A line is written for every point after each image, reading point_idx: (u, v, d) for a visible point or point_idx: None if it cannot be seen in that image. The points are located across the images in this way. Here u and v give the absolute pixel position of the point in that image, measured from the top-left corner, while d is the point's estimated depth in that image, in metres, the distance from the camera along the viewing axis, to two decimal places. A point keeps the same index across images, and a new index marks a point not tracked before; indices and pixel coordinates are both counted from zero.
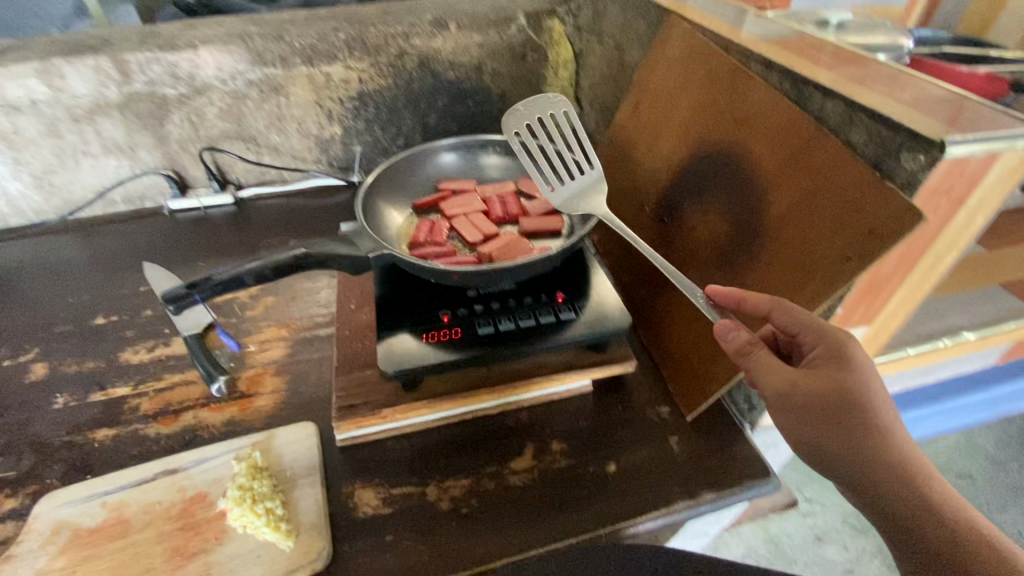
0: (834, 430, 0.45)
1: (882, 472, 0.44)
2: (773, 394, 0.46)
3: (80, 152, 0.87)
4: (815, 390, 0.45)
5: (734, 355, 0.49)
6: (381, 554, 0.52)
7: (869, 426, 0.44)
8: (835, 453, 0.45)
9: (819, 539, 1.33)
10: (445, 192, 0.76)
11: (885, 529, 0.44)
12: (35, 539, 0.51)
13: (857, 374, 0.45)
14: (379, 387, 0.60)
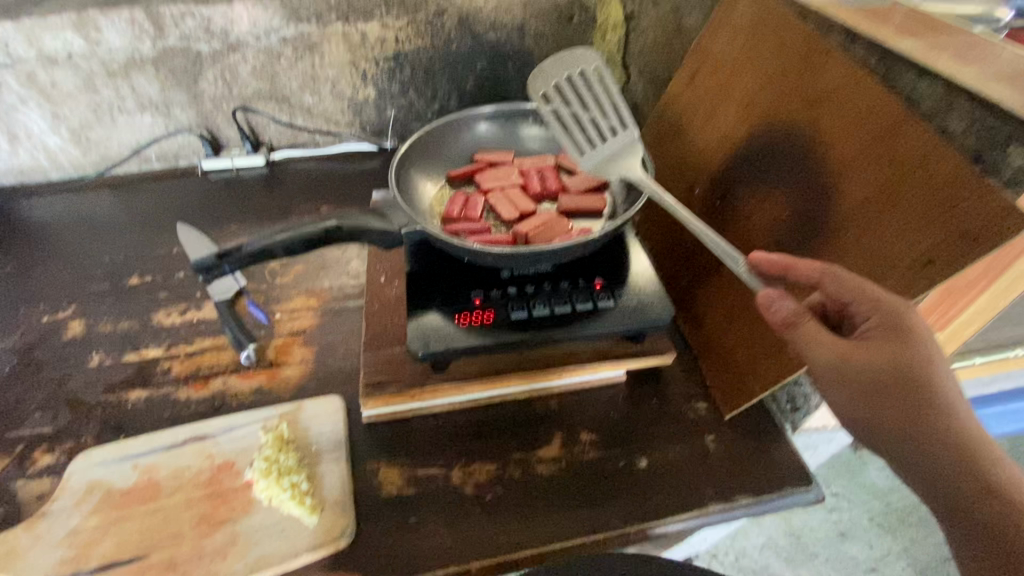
0: (890, 406, 0.41)
1: (944, 458, 0.39)
2: (822, 369, 0.42)
3: (116, 108, 0.86)
4: (869, 365, 0.41)
5: (778, 327, 0.44)
6: (404, 535, 0.51)
7: (933, 408, 0.40)
8: (890, 433, 0.41)
9: (843, 536, 1.30)
10: (481, 164, 0.72)
11: (947, 519, 0.40)
12: (69, 497, 0.52)
13: (918, 347, 0.41)
14: (407, 366, 0.59)
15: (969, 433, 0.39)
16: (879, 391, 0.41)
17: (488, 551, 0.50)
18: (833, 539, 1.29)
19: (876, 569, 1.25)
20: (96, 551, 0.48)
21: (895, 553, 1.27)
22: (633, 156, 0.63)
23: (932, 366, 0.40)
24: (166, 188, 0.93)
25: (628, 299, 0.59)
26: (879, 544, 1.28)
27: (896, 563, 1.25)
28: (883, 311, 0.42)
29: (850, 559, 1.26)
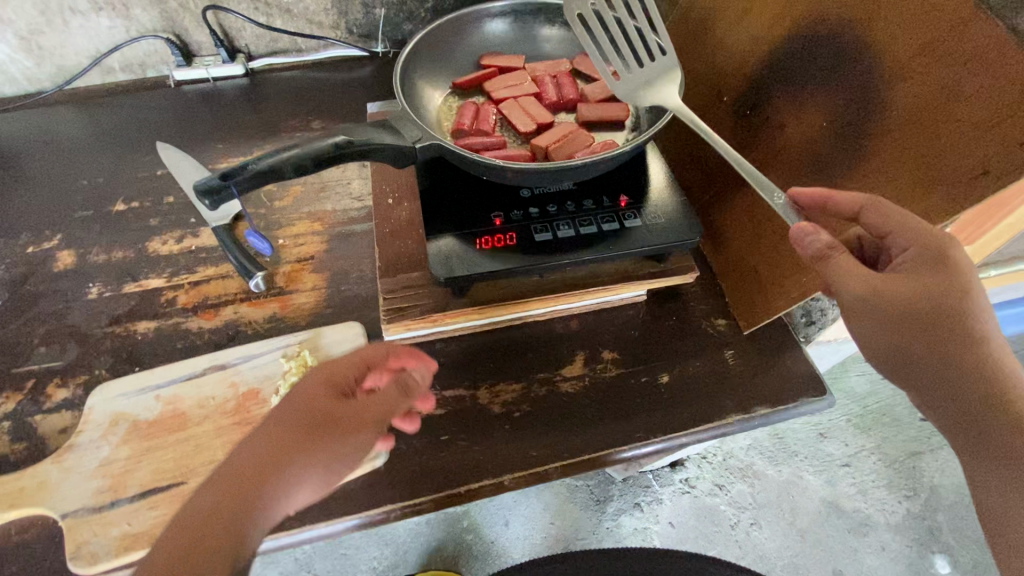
0: (920, 339, 0.41)
1: (965, 383, 0.41)
2: (855, 304, 0.42)
3: (67, 8, 0.76)
4: (906, 300, 0.41)
5: (809, 260, 0.43)
6: (437, 452, 0.52)
7: (962, 340, 0.40)
8: (917, 362, 0.42)
9: (822, 436, 1.39)
10: (490, 70, 0.66)
11: (959, 436, 0.42)
12: (94, 429, 0.51)
13: (956, 280, 0.40)
14: (427, 290, 0.57)
15: (993, 357, 0.40)
16: (917, 323, 0.41)
17: (520, 465, 0.52)
18: (812, 439, 1.39)
19: (850, 464, 1.36)
20: (132, 479, 0.49)
21: (867, 449, 1.38)
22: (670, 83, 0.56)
23: (965, 293, 0.40)
24: (134, 102, 0.84)
25: (655, 217, 0.57)
26: (854, 443, 1.38)
27: (868, 459, 1.36)
28: (920, 242, 0.41)
29: (826, 455, 1.37)
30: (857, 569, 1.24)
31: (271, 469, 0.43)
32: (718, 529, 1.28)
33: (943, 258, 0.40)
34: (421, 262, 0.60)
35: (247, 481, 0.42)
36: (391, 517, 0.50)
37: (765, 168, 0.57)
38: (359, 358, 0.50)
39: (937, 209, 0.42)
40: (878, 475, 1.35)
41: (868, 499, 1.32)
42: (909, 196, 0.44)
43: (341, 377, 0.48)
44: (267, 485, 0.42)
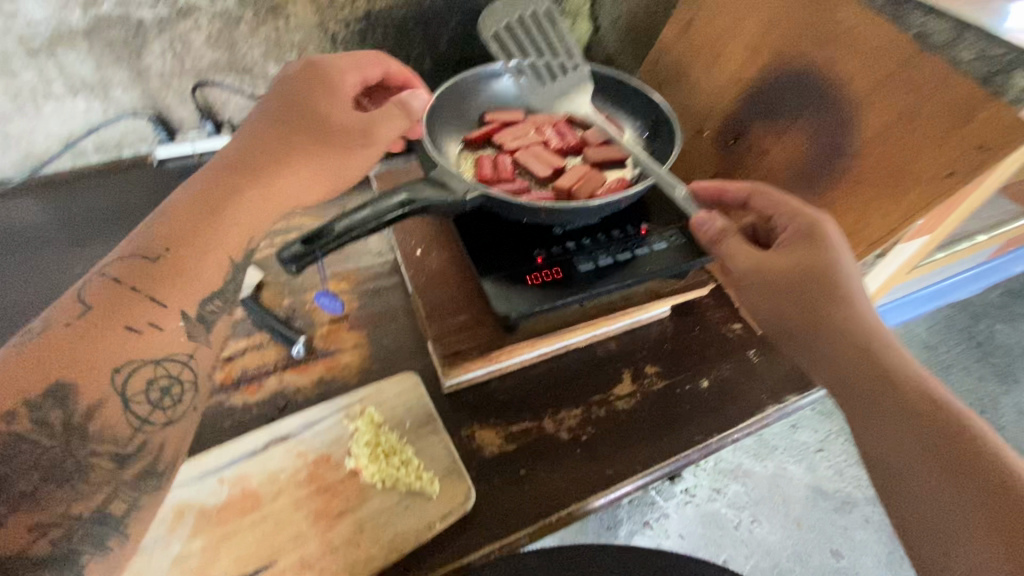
0: (798, 303, 0.49)
1: (848, 348, 0.47)
2: (745, 270, 0.51)
3: (41, 93, 0.73)
4: (783, 268, 0.50)
5: (709, 244, 0.54)
6: (518, 486, 0.54)
7: (842, 307, 0.48)
8: (803, 327, 0.49)
9: (795, 427, 1.48)
10: (496, 124, 0.71)
11: (852, 408, 0.46)
12: (159, 526, 0.48)
13: (827, 252, 0.49)
14: (481, 331, 0.60)
15: (870, 324, 0.47)
16: (790, 289, 0.49)
17: (599, 485, 0.54)
18: (787, 432, 1.47)
19: (824, 448, 1.46)
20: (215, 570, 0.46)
21: (835, 432, 1.48)
22: (582, 93, 0.72)
23: (834, 265, 0.49)
24: (112, 186, 0.83)
25: (677, 238, 0.64)
26: (823, 429, 1.48)
27: (837, 440, 1.46)
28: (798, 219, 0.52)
29: (801, 445, 1.46)
30: (852, 546, 1.31)
31: (225, 209, 0.45)
32: (725, 532, 1.31)
33: (818, 230, 0.51)
34: (465, 305, 0.62)
35: (189, 222, 0.44)
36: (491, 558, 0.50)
37: None
38: (297, 86, 0.52)
39: (918, 206, 0.52)
40: (849, 454, 1.45)
41: (845, 478, 1.41)
42: (891, 198, 0.53)
43: (295, 117, 0.51)
44: (194, 242, 0.43)
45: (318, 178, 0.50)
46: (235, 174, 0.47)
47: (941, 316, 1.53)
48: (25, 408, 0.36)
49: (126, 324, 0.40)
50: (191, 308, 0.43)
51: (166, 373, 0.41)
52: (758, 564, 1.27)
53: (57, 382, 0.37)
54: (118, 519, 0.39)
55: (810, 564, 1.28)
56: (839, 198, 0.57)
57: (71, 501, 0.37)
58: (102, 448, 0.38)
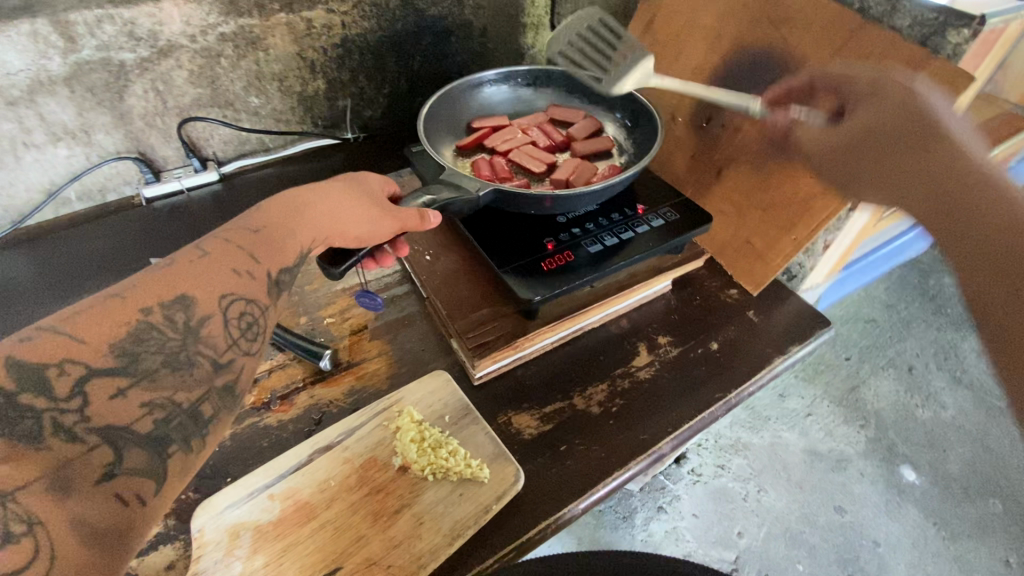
0: (914, 149, 0.52)
1: (971, 190, 0.48)
2: (856, 128, 0.56)
3: (22, 144, 0.71)
4: (884, 117, 0.54)
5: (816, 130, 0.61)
6: (562, 462, 0.56)
7: (952, 151, 0.50)
8: (913, 161, 0.52)
9: (782, 395, 1.40)
10: (485, 130, 0.75)
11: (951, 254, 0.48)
12: (216, 549, 0.48)
13: (919, 116, 0.52)
14: (504, 321, 0.62)
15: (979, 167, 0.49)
16: (903, 132, 0.53)
17: (636, 450, 0.57)
18: (775, 400, 1.39)
19: (812, 412, 1.37)
20: None
21: (819, 396, 1.40)
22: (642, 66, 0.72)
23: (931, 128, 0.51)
24: (87, 233, 0.78)
25: (670, 214, 0.68)
26: (808, 393, 1.40)
27: (823, 403, 1.38)
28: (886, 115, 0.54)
29: (790, 412, 1.37)
30: (853, 501, 1.24)
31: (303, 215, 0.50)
32: (735, 506, 1.22)
33: (905, 102, 0.53)
34: (483, 299, 0.64)
35: (280, 219, 0.49)
36: (547, 533, 0.52)
37: (733, 160, 0.71)
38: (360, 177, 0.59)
39: None
40: (835, 414, 1.37)
41: (836, 437, 1.33)
42: None
43: (373, 182, 0.57)
44: (280, 228, 0.48)
45: (375, 219, 0.53)
46: (318, 190, 0.53)
47: (894, 276, 1.65)
48: (157, 307, 0.39)
49: (231, 267, 0.44)
50: (275, 271, 0.46)
51: (253, 312, 0.43)
52: (770, 532, 1.19)
53: (178, 295, 0.40)
54: (204, 420, 0.39)
55: (818, 524, 1.20)
56: (810, 159, 0.63)
57: (176, 388, 0.38)
58: (204, 351, 0.40)
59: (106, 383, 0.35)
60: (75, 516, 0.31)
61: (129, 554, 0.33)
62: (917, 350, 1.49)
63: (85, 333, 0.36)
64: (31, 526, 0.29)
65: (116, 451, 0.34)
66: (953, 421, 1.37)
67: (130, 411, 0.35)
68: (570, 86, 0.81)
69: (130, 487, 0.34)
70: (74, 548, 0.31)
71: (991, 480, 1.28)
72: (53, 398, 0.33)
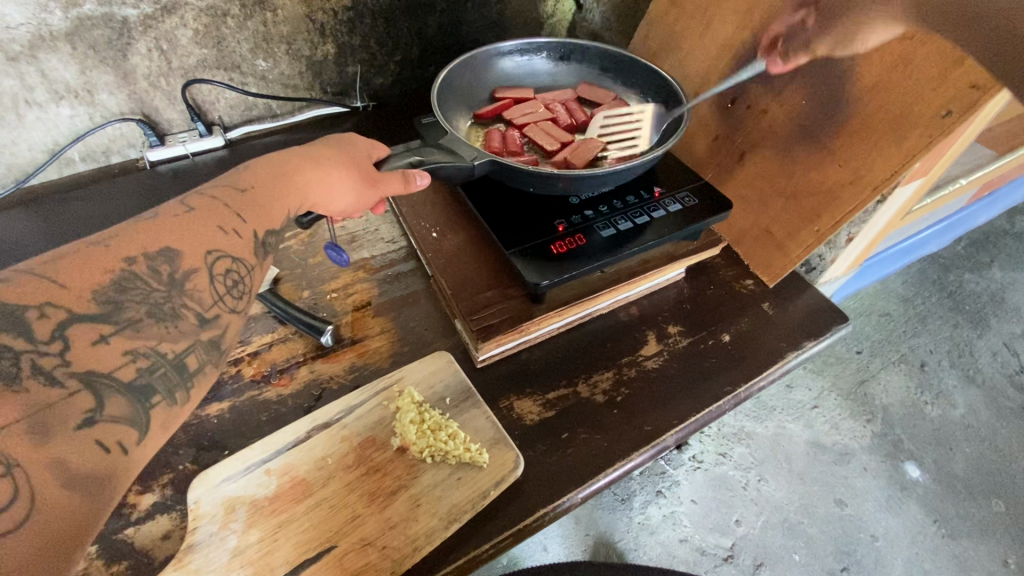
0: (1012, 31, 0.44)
1: None
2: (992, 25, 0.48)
3: (24, 101, 0.70)
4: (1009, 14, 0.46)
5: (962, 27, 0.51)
6: (563, 450, 0.55)
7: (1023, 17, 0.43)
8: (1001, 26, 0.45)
9: (789, 386, 1.37)
10: (507, 101, 0.72)
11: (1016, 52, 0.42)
12: (212, 521, 0.47)
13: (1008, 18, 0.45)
14: (510, 303, 0.60)
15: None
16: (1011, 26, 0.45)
17: (640, 440, 0.56)
18: (782, 391, 1.37)
19: (819, 405, 1.35)
20: (277, 560, 0.46)
21: (827, 388, 1.37)
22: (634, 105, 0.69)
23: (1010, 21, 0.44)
24: (87, 194, 0.77)
25: (688, 199, 0.65)
26: (816, 385, 1.37)
27: (830, 395, 1.36)
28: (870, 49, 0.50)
29: (796, 403, 1.35)
30: (853, 495, 1.22)
31: (291, 176, 0.49)
32: (734, 494, 1.21)
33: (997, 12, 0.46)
34: (489, 280, 0.62)
35: (269, 181, 0.48)
36: (544, 521, 0.51)
37: (757, 144, 0.68)
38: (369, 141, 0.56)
39: (915, 147, 0.54)
40: (842, 408, 1.34)
41: (842, 430, 1.31)
42: (891, 142, 0.55)
43: (360, 145, 0.55)
44: (268, 190, 0.47)
45: (361, 189, 0.51)
46: (306, 153, 0.51)
47: (913, 270, 1.61)
48: (141, 257, 0.38)
49: (216, 225, 0.42)
50: (262, 233, 0.45)
51: (239, 270, 0.42)
52: (768, 521, 1.18)
53: (163, 248, 0.39)
54: (189, 372, 0.37)
55: (817, 516, 1.19)
56: (840, 144, 0.60)
57: (161, 339, 0.37)
58: (190, 304, 0.39)
59: (89, 330, 0.34)
60: (53, 460, 0.29)
61: (113, 501, 0.31)
62: (931, 346, 1.46)
63: (68, 279, 0.34)
64: (10, 468, 0.28)
65: (97, 398, 0.33)
66: (962, 420, 1.35)
67: (112, 358, 0.34)
68: (603, 62, 0.76)
69: (112, 433, 0.32)
70: (54, 490, 0.29)
71: (996, 481, 1.27)
72: (33, 340, 0.32)
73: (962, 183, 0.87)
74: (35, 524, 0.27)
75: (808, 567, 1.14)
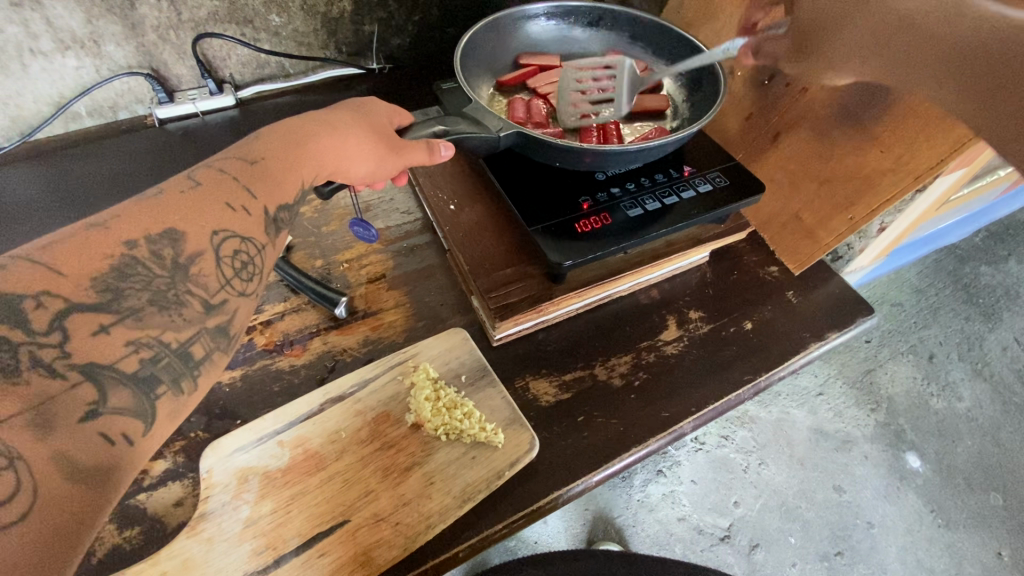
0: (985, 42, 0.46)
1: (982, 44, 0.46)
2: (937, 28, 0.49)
3: (28, 50, 0.67)
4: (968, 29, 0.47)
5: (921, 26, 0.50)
6: (578, 433, 0.54)
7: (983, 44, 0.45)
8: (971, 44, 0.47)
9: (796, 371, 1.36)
10: (532, 70, 0.69)
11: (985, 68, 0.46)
12: (224, 490, 0.47)
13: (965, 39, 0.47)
14: (530, 281, 0.59)
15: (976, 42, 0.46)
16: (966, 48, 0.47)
17: (656, 426, 0.55)
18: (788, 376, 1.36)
19: (823, 392, 1.33)
20: (289, 532, 0.46)
21: (834, 375, 1.35)
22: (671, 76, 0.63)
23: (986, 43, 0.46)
24: (95, 150, 0.75)
25: (719, 179, 0.63)
26: (821, 371, 1.36)
27: (837, 383, 1.35)
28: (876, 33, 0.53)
29: (802, 388, 1.34)
30: (853, 481, 1.23)
31: (306, 143, 0.46)
32: (734, 476, 1.22)
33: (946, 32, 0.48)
34: (508, 257, 0.60)
35: (282, 150, 0.45)
36: (557, 503, 0.51)
37: (793, 125, 0.65)
38: (389, 107, 0.53)
39: (965, 134, 0.50)
40: (848, 396, 1.33)
41: (845, 418, 1.30)
42: (941, 128, 0.52)
43: (381, 110, 0.52)
44: (281, 161, 0.45)
45: (381, 157, 0.48)
46: (322, 120, 0.48)
47: (928, 260, 1.57)
48: (143, 241, 0.35)
49: (224, 202, 0.40)
50: (273, 209, 0.43)
51: (248, 251, 0.40)
52: (766, 504, 1.19)
53: (166, 228, 0.37)
54: (195, 361, 0.36)
55: (815, 501, 1.20)
56: (885, 129, 0.56)
57: (165, 328, 0.35)
58: (194, 291, 0.37)
59: (89, 319, 0.32)
60: (56, 453, 0.28)
61: (117, 495, 0.30)
62: (941, 337, 1.44)
63: (66, 264, 0.32)
64: (12, 462, 0.27)
65: (100, 389, 0.31)
66: (967, 413, 1.34)
67: (114, 349, 0.33)
68: (635, 30, 0.72)
69: (117, 425, 0.31)
70: (57, 484, 0.28)
71: (996, 474, 1.27)
72: (30, 331, 0.30)
73: (999, 174, 0.84)
74: (39, 515, 0.27)
75: (803, 550, 1.15)
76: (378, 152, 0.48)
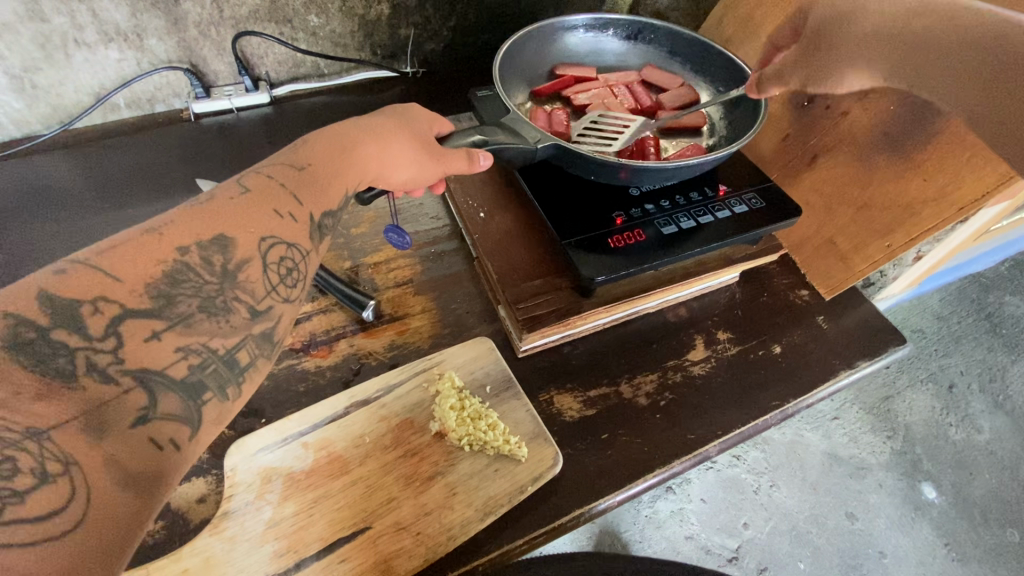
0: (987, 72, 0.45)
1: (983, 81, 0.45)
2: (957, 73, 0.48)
3: (73, 41, 0.68)
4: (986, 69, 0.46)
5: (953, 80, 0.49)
6: (602, 451, 0.53)
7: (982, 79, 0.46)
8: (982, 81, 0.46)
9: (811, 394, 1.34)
10: (568, 79, 0.69)
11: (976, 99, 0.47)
12: (248, 491, 0.47)
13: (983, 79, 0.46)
14: (558, 293, 0.58)
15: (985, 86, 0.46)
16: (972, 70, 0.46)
17: (683, 449, 0.54)
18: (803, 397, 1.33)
19: (839, 416, 1.31)
20: (311, 536, 0.46)
21: (850, 401, 1.33)
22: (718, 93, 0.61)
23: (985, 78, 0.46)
24: (136, 143, 0.76)
25: (755, 201, 0.62)
26: (839, 396, 1.33)
27: (853, 408, 1.32)
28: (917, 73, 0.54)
29: (817, 412, 1.31)
30: (867, 509, 1.20)
31: (352, 150, 0.46)
32: (745, 497, 1.20)
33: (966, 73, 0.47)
34: (538, 268, 0.60)
35: (329, 159, 0.45)
36: (580, 521, 0.50)
37: (832, 148, 0.64)
38: (428, 115, 0.53)
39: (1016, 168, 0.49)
40: (864, 422, 1.31)
41: (861, 445, 1.27)
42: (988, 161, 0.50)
43: (421, 118, 0.52)
44: (327, 168, 0.45)
45: (422, 165, 0.48)
46: (366, 128, 0.48)
47: (952, 286, 1.54)
48: (194, 246, 0.36)
49: (272, 208, 0.40)
50: (318, 214, 0.43)
51: (293, 256, 0.40)
52: (776, 528, 1.17)
53: (217, 236, 0.37)
54: (240, 367, 0.36)
55: (827, 527, 1.17)
56: (931, 158, 0.55)
57: (213, 333, 0.35)
58: (241, 296, 0.37)
59: (142, 325, 0.32)
60: (109, 459, 0.28)
61: (166, 496, 0.30)
62: (963, 367, 1.41)
63: (120, 269, 0.33)
64: (68, 467, 0.27)
65: (150, 394, 0.31)
66: (987, 446, 1.31)
67: (165, 355, 0.33)
68: (674, 46, 0.72)
69: (166, 431, 0.31)
70: (108, 491, 0.28)
71: (1016, 510, 1.23)
72: (87, 336, 0.30)
73: None
74: (93, 521, 0.26)
75: None
76: (420, 161, 0.48)
